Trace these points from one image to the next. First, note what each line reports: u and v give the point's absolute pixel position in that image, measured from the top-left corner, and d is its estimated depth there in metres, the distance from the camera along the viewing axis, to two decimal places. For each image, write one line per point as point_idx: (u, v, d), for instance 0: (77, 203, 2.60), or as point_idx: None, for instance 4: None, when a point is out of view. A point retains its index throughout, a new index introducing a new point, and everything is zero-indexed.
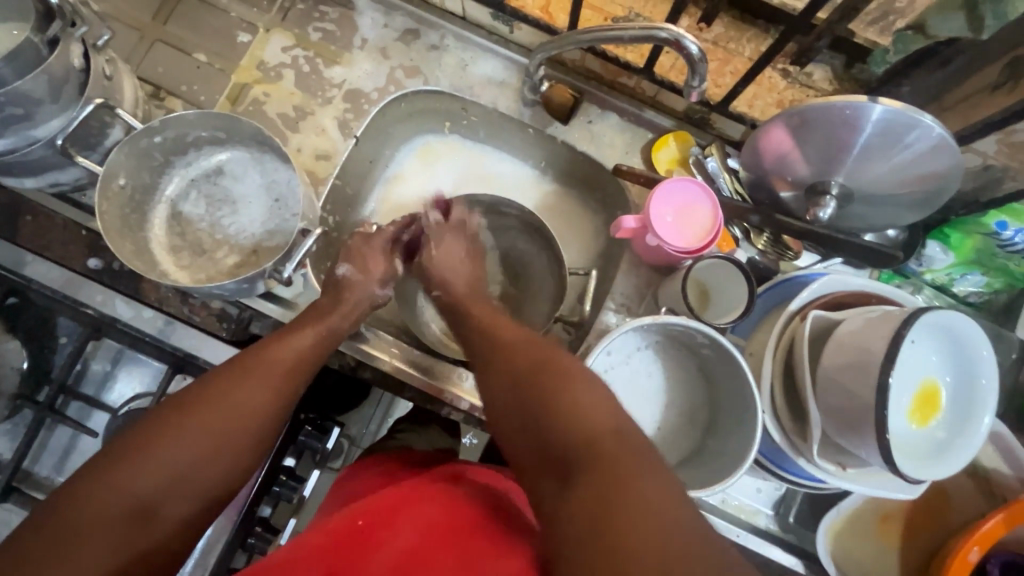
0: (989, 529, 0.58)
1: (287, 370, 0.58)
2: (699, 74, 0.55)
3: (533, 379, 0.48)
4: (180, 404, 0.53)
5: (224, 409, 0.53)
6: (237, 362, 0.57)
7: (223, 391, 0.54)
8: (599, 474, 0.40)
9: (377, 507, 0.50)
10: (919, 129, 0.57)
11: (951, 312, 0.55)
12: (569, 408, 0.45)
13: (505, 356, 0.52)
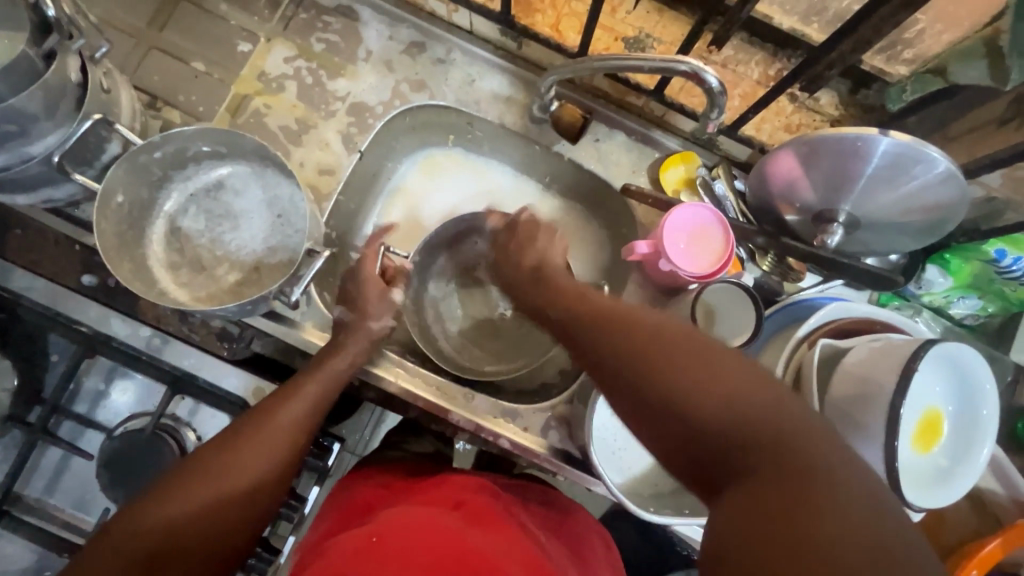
0: (988, 552, 0.60)
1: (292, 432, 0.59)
2: (718, 105, 0.56)
3: (687, 355, 0.44)
4: (189, 469, 0.54)
5: (229, 473, 0.54)
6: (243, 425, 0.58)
7: (229, 454, 0.56)
8: (781, 477, 0.37)
9: (395, 524, 0.52)
10: (926, 163, 0.58)
11: (955, 344, 0.56)
12: (729, 386, 0.41)
13: (637, 332, 0.47)
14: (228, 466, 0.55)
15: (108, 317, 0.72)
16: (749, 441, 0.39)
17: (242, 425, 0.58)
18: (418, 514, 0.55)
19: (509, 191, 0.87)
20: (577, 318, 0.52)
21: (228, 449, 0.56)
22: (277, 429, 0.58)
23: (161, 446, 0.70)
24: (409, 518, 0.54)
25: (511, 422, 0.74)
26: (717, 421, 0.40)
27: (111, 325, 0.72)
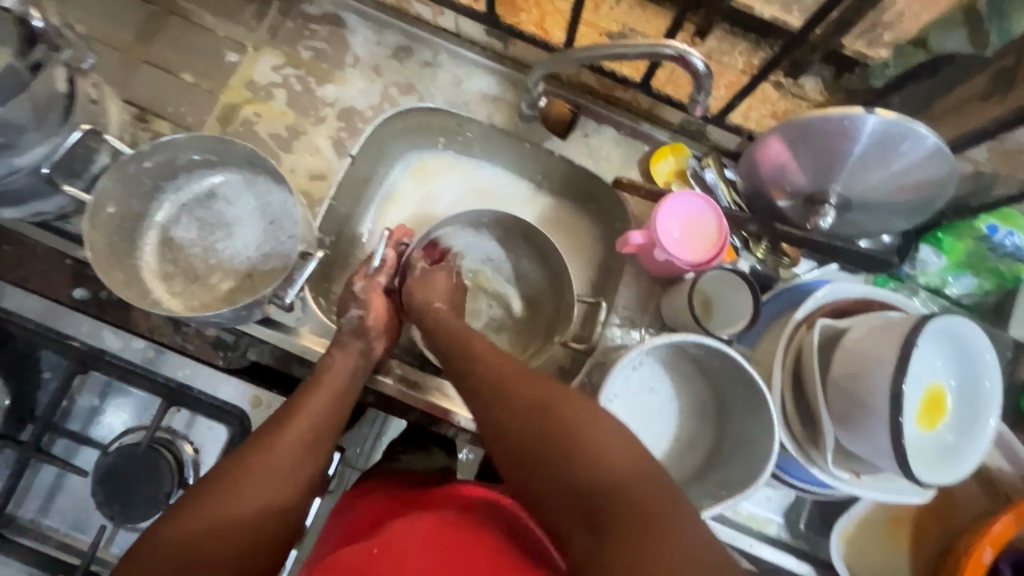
0: (1000, 531, 0.58)
1: (304, 445, 0.57)
2: (704, 89, 0.56)
3: (532, 408, 0.52)
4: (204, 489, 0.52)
5: (241, 492, 0.52)
6: (251, 440, 0.56)
7: (242, 468, 0.53)
8: (646, 525, 0.43)
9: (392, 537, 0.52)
10: (912, 139, 0.59)
11: (954, 316, 0.56)
12: (564, 435, 0.49)
13: (489, 391, 0.55)
14: (241, 482, 0.52)
15: (101, 330, 0.71)
16: (576, 476, 0.47)
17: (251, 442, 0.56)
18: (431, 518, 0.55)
19: (503, 191, 0.87)
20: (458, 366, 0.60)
21: (239, 464, 0.54)
22: (289, 442, 0.56)
23: (158, 460, 0.68)
24: (418, 525, 0.54)
25: None
26: (579, 465, 0.47)
27: (104, 338, 0.71)
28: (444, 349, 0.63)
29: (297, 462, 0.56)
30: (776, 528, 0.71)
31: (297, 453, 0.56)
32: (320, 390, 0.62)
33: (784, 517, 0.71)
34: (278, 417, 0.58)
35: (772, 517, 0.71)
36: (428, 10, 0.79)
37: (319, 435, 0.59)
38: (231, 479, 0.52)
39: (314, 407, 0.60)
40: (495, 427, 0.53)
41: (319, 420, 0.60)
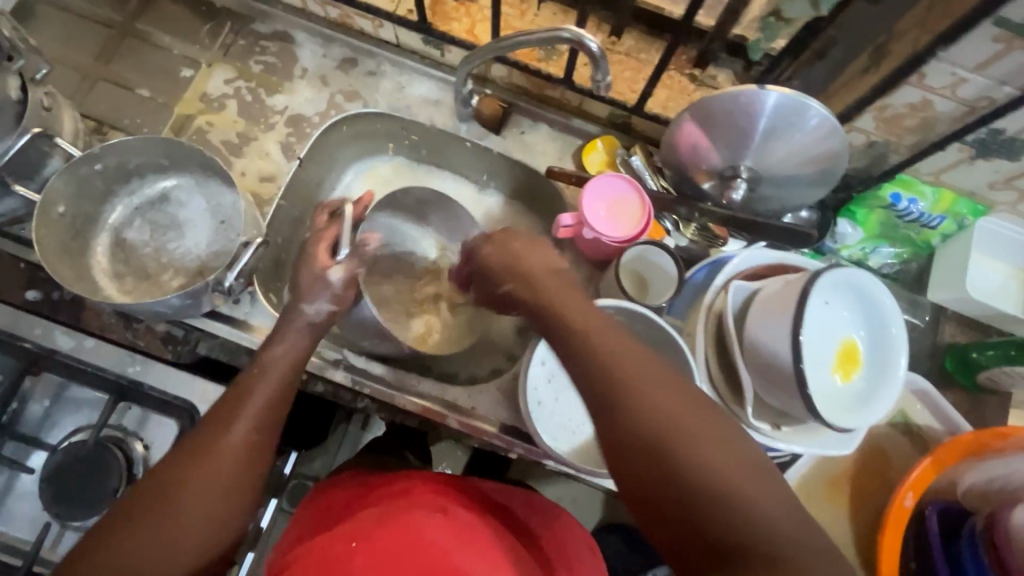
0: (920, 475, 0.60)
1: (244, 453, 0.52)
2: (603, 70, 0.60)
3: (664, 422, 0.41)
4: (128, 507, 0.47)
5: (175, 513, 0.47)
6: (184, 445, 0.51)
7: (172, 482, 0.48)
8: (726, 504, 0.38)
9: (362, 529, 0.52)
10: (807, 112, 0.64)
11: (849, 268, 0.60)
12: (697, 465, 0.40)
13: (604, 383, 0.44)
14: (175, 500, 0.47)
15: (53, 331, 0.72)
16: (712, 521, 0.38)
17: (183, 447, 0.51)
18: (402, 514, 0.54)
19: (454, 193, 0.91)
20: (567, 338, 0.49)
21: (169, 477, 0.48)
22: (226, 451, 0.51)
23: (106, 457, 0.69)
24: (384, 519, 0.53)
25: (459, 402, 0.76)
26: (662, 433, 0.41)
27: (56, 339, 0.72)
28: (556, 315, 0.51)
29: (237, 472, 0.51)
30: None
31: (235, 461, 0.51)
32: (259, 385, 0.56)
33: None
34: (213, 420, 0.52)
35: None
36: (369, 24, 0.85)
37: (260, 438, 0.54)
38: (158, 495, 0.47)
39: (254, 408, 0.54)
40: (609, 427, 0.43)
41: (259, 422, 0.54)
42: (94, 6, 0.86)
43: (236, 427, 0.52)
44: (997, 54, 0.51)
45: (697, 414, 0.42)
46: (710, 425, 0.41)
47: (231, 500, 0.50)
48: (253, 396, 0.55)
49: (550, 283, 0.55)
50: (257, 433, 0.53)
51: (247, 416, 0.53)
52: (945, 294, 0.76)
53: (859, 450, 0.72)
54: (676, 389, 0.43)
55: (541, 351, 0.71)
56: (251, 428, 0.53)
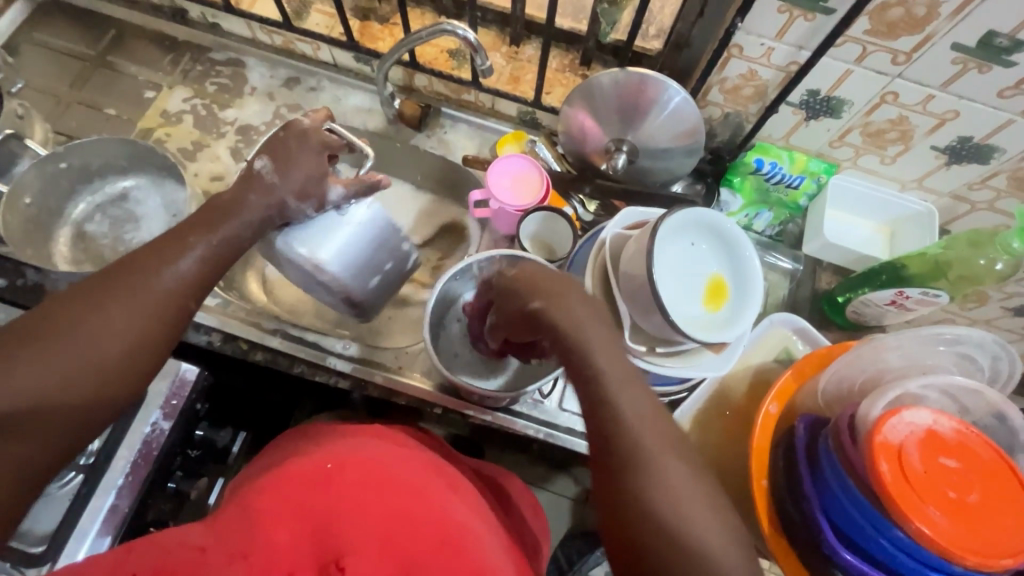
0: (782, 385, 0.69)
1: (160, 304, 0.54)
2: (479, 52, 0.73)
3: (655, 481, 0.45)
4: (34, 326, 0.50)
5: (83, 342, 0.50)
6: (97, 284, 0.53)
7: (78, 316, 0.51)
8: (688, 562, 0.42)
9: (344, 457, 0.59)
10: (656, 86, 0.77)
11: (701, 209, 0.70)
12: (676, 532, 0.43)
13: (607, 429, 0.48)
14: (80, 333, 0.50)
15: None
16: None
17: (97, 284, 0.53)
18: (376, 453, 0.60)
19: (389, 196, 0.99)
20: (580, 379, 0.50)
21: (79, 309, 0.51)
22: (146, 302, 0.54)
23: None
24: (371, 462, 0.59)
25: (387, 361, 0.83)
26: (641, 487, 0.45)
27: None
28: (569, 341, 0.52)
29: (155, 323, 0.54)
30: None
31: (152, 312, 0.54)
32: (194, 240, 0.58)
33: None
34: (133, 268, 0.54)
35: None
36: (308, 47, 0.98)
37: (182, 294, 0.56)
38: (71, 315, 0.51)
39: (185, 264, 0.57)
40: (611, 472, 0.46)
41: (183, 280, 0.56)
42: (71, 44, 1.00)
43: (163, 274, 0.55)
44: (787, 23, 0.64)
45: (677, 470, 0.45)
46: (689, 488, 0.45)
47: (139, 348, 0.53)
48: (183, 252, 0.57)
49: (570, 313, 0.52)
50: (180, 290, 0.56)
51: (175, 269, 0.56)
52: (816, 244, 0.85)
53: (748, 385, 0.80)
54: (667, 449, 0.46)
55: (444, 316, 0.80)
56: (177, 284, 0.56)
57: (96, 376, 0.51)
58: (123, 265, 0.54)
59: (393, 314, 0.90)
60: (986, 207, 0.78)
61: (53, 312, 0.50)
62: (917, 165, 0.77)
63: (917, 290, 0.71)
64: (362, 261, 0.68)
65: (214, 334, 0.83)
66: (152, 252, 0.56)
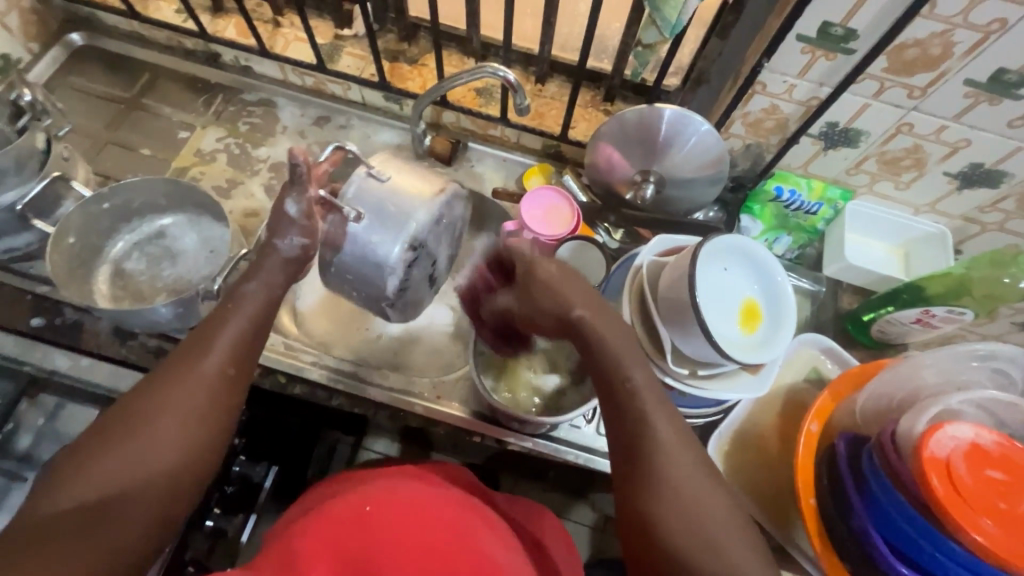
0: (821, 405, 0.70)
1: (215, 378, 0.57)
2: (520, 92, 0.76)
3: (684, 491, 0.50)
4: (112, 420, 0.53)
5: (151, 424, 0.53)
6: (159, 372, 0.57)
7: (149, 400, 0.54)
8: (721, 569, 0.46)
9: (383, 497, 0.58)
10: (687, 121, 0.81)
11: (733, 235, 0.73)
12: (706, 535, 0.48)
13: (642, 444, 0.53)
14: (152, 415, 0.53)
15: (52, 355, 0.82)
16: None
17: (161, 373, 0.57)
18: (413, 493, 0.60)
19: None
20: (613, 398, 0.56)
21: (146, 395, 0.55)
22: (201, 377, 0.57)
23: None
24: (412, 507, 0.58)
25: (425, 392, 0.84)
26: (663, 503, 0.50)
27: (55, 360, 0.81)
28: (603, 357, 0.58)
29: (213, 397, 0.57)
30: None
31: (210, 386, 0.57)
32: (233, 319, 0.62)
33: None
34: (190, 351, 0.58)
35: None
36: (339, 87, 1.02)
37: (235, 366, 0.59)
38: (136, 408, 0.54)
39: (226, 337, 0.60)
40: (635, 482, 0.52)
41: (231, 351, 0.60)
42: (106, 89, 1.03)
43: (209, 357, 0.58)
44: (809, 62, 0.68)
45: (697, 484, 0.50)
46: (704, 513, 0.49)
47: (204, 423, 0.55)
48: (227, 327, 0.61)
49: (606, 336, 0.59)
50: (230, 361, 0.59)
51: (217, 348, 0.59)
52: (836, 266, 0.89)
53: (781, 405, 0.82)
54: (694, 465, 0.51)
55: (482, 343, 0.80)
56: (224, 355, 0.59)
57: (167, 459, 0.52)
58: (176, 353, 0.58)
59: (428, 344, 0.91)
60: (996, 228, 0.83)
61: (130, 404, 0.54)
62: (930, 190, 0.81)
63: (943, 308, 0.74)
64: (394, 200, 0.65)
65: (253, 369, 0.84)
66: (201, 337, 0.59)
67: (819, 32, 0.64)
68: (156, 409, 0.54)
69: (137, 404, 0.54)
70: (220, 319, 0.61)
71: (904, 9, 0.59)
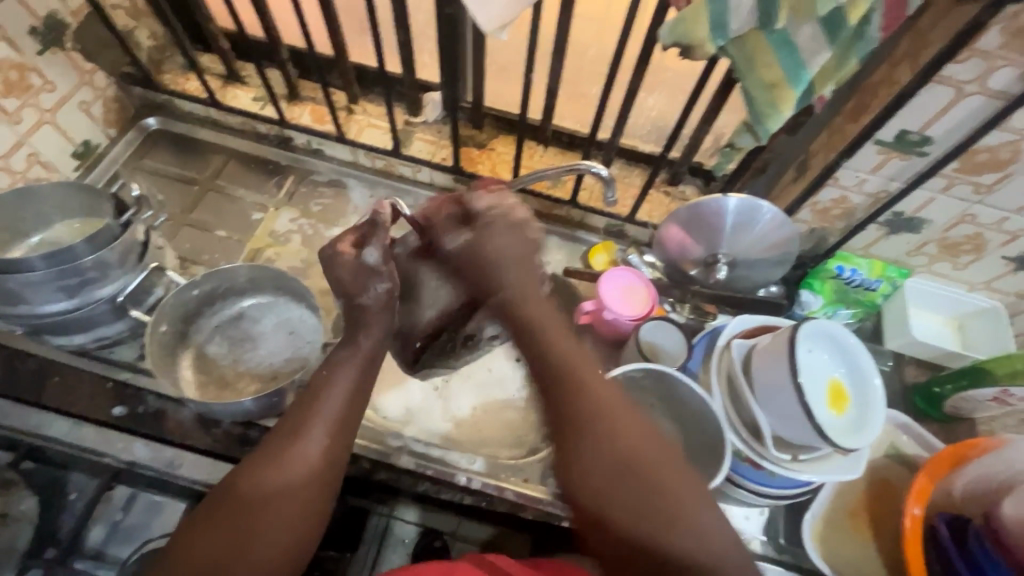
0: (920, 486, 0.72)
1: (316, 457, 0.58)
2: (611, 187, 0.79)
3: (622, 459, 0.55)
4: (226, 500, 0.55)
5: (258, 524, 0.54)
6: (263, 450, 0.59)
7: (256, 481, 0.56)
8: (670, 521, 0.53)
9: None
10: (764, 211, 0.85)
11: (819, 320, 0.76)
12: (666, 484, 0.54)
13: (559, 374, 0.59)
14: (263, 494, 0.56)
15: (134, 443, 0.80)
16: (641, 527, 0.54)
17: (264, 454, 0.58)
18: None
19: None
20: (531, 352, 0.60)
21: (254, 474, 0.57)
22: (298, 460, 0.58)
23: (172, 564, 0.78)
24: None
25: (513, 476, 0.84)
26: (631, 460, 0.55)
27: (137, 450, 0.80)
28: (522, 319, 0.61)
29: (317, 479, 0.58)
30: (761, 545, 0.80)
31: (312, 467, 0.58)
32: (334, 386, 0.62)
33: (765, 535, 0.81)
34: (291, 431, 0.59)
35: (755, 535, 0.81)
36: (408, 169, 1.06)
37: (334, 445, 0.60)
38: (242, 504, 0.55)
39: (324, 417, 0.60)
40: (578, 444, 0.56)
41: (329, 430, 0.60)
42: (179, 171, 1.05)
43: (312, 442, 0.59)
44: (883, 161, 0.74)
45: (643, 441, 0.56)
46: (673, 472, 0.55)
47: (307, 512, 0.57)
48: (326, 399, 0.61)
49: (521, 296, 0.62)
50: (330, 442, 0.60)
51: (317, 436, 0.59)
52: (899, 341, 0.93)
53: (866, 481, 0.83)
54: (639, 424, 0.57)
55: None
56: (324, 436, 0.60)
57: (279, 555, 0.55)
58: (276, 434, 0.59)
59: (506, 421, 0.92)
60: None
61: (239, 486, 0.56)
62: (987, 270, 0.87)
63: (1021, 388, 0.78)
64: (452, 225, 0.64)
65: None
66: (302, 412, 0.60)
67: (896, 138, 0.71)
68: (257, 508, 0.55)
69: (237, 506, 0.55)
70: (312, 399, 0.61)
71: (980, 122, 0.65)
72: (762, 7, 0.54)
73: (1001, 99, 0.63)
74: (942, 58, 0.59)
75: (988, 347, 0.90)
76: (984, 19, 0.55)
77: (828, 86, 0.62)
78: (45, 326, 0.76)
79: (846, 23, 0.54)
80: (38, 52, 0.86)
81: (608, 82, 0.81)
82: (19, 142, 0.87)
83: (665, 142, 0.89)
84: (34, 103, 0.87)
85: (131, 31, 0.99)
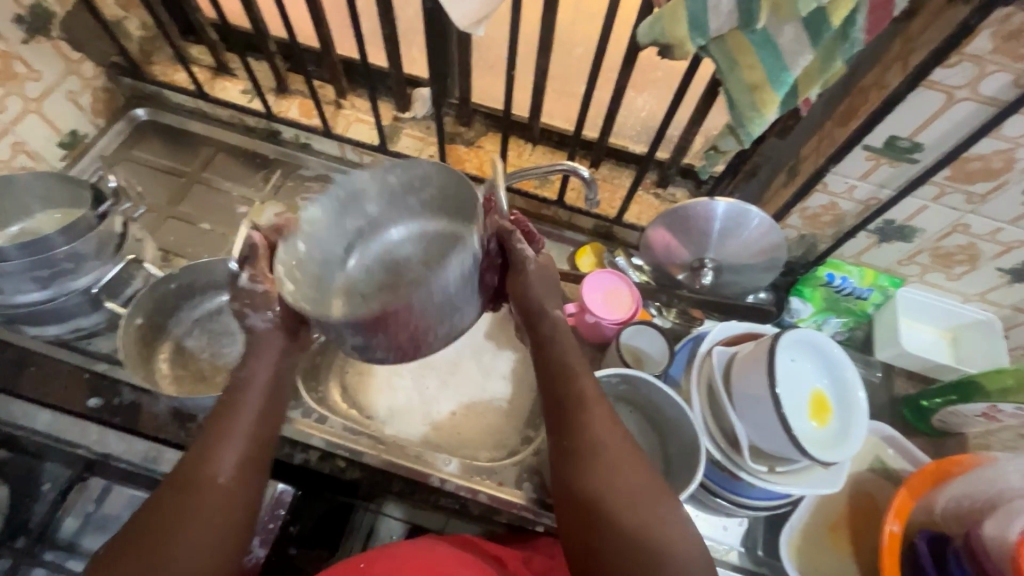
0: (901, 503, 0.71)
1: (235, 471, 0.57)
2: (593, 188, 0.77)
3: (603, 482, 0.57)
4: (141, 524, 0.53)
5: (178, 537, 0.52)
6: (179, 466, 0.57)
7: (176, 490, 0.55)
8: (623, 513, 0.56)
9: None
10: (753, 217, 0.81)
11: (804, 329, 0.74)
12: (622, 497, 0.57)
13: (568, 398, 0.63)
14: (179, 503, 0.54)
15: (107, 436, 0.78)
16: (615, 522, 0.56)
17: (170, 483, 0.55)
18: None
19: None
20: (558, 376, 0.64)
21: (180, 483, 0.55)
22: (215, 475, 0.56)
23: None
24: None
25: (487, 478, 0.82)
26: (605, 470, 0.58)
27: (109, 442, 0.79)
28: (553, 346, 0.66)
29: (236, 493, 0.56)
30: (737, 556, 0.79)
31: (224, 487, 0.56)
32: (245, 404, 0.61)
33: (743, 545, 0.80)
34: (210, 445, 0.58)
35: (732, 546, 0.79)
36: None
37: (248, 462, 0.58)
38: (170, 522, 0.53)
39: (238, 433, 0.59)
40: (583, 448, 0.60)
41: (242, 449, 0.58)
42: (166, 162, 1.05)
43: (224, 458, 0.57)
44: (872, 168, 0.72)
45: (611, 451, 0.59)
46: (615, 483, 0.57)
47: (231, 514, 0.55)
48: (238, 414, 0.60)
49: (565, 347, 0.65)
50: (242, 462, 0.58)
51: (232, 455, 0.58)
52: (888, 351, 0.91)
53: (849, 495, 0.82)
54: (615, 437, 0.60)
55: None
56: (237, 452, 0.58)
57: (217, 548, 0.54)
58: (192, 454, 0.57)
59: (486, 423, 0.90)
60: None
61: (162, 497, 0.55)
62: (981, 282, 0.85)
63: (1011, 405, 0.75)
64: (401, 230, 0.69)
65: (312, 452, 0.84)
66: (216, 423, 0.59)
67: (885, 144, 0.69)
68: (183, 522, 0.53)
69: (165, 521, 0.53)
70: (232, 410, 0.60)
71: (972, 128, 0.63)
72: (742, 6, 0.52)
73: (994, 105, 0.61)
74: (930, 63, 0.58)
75: (980, 360, 0.88)
76: (973, 22, 0.54)
77: (813, 90, 0.60)
78: (20, 316, 0.76)
79: (827, 25, 0.52)
80: (23, 41, 0.86)
81: (594, 82, 0.80)
82: (3, 131, 0.87)
83: (651, 143, 0.87)
84: (18, 91, 0.87)
85: (120, 21, 0.99)
